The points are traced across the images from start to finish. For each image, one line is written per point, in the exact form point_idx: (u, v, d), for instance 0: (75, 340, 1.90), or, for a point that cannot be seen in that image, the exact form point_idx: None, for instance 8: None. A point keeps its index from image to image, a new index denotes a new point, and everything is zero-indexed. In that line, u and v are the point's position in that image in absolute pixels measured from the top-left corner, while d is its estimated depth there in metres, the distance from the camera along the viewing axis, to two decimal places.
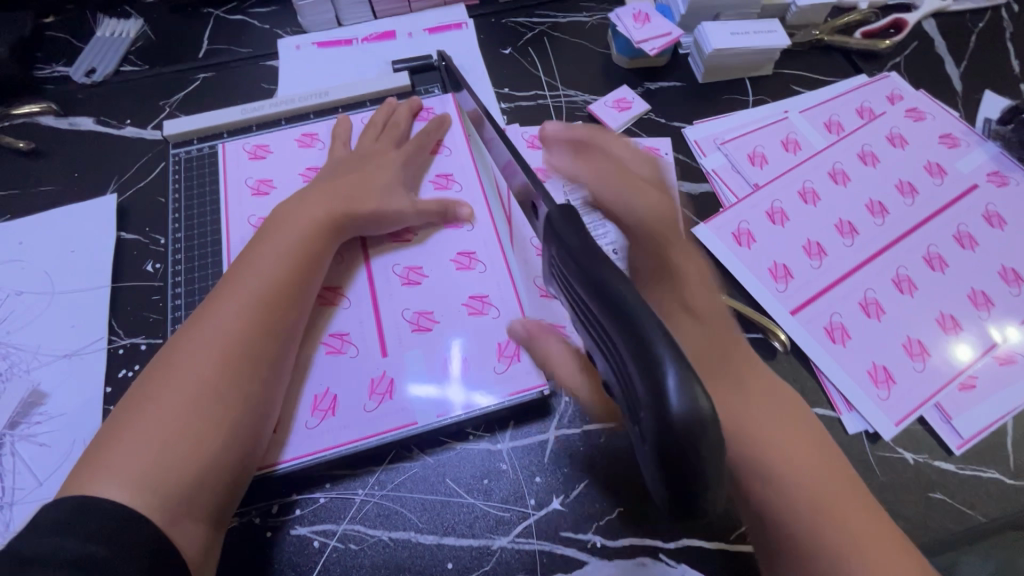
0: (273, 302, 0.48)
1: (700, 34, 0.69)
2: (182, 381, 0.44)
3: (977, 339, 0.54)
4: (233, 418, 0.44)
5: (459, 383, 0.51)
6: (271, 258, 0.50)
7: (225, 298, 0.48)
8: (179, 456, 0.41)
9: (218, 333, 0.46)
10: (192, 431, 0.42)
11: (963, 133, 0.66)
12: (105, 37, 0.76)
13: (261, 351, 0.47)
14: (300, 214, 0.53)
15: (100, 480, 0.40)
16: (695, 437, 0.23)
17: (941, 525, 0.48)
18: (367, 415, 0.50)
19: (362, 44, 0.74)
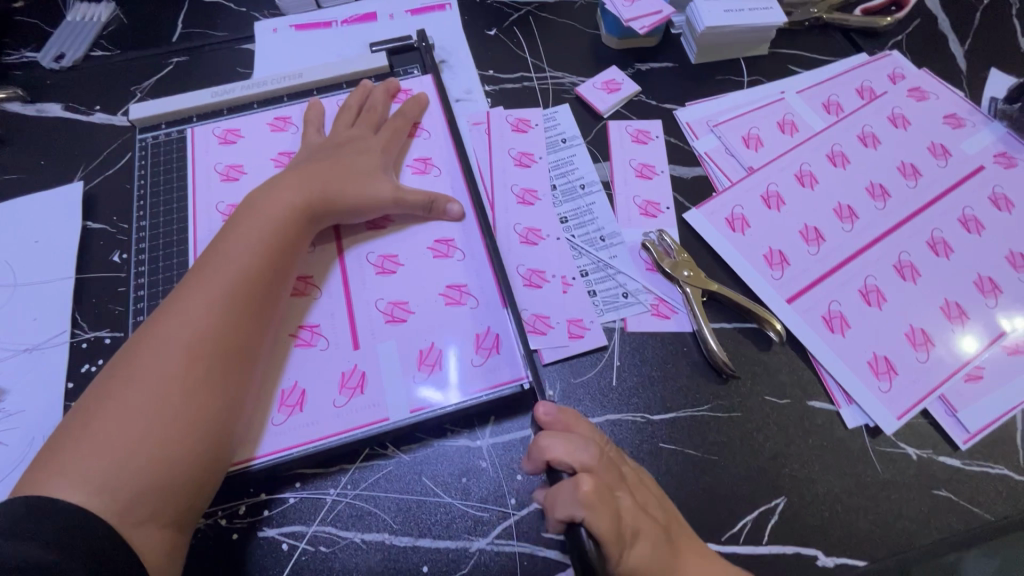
0: (245, 294, 0.45)
1: (693, 12, 0.66)
2: (147, 379, 0.41)
3: (984, 328, 0.51)
4: (202, 418, 0.41)
5: (435, 377, 0.48)
6: (243, 247, 0.47)
7: (193, 289, 0.45)
8: (143, 455, 0.39)
9: (187, 327, 0.43)
10: (156, 432, 0.40)
11: (969, 113, 0.63)
12: (75, 22, 0.73)
13: (233, 346, 0.44)
14: (273, 201, 0.50)
15: (56, 483, 0.37)
16: None
17: (945, 524, 0.45)
18: (337, 410, 0.47)
19: (340, 26, 0.71)
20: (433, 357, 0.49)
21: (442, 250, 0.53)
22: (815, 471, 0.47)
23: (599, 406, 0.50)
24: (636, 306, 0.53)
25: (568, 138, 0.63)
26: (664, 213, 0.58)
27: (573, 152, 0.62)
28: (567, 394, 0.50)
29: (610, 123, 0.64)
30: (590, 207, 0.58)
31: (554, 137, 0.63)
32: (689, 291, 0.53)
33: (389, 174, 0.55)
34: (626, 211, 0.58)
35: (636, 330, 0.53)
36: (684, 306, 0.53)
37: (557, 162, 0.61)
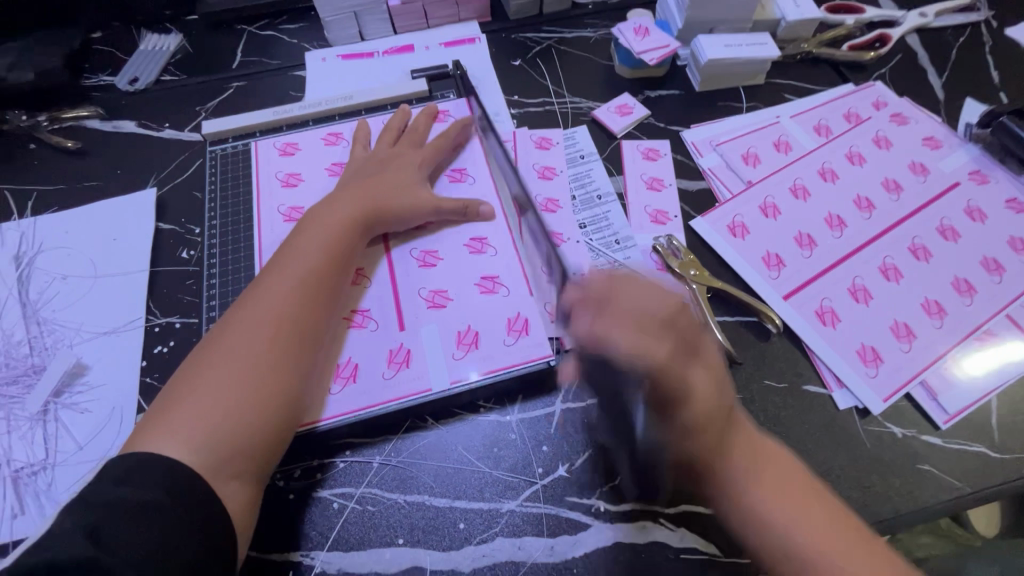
0: (314, 287, 0.52)
1: (696, 46, 0.74)
2: (234, 357, 0.47)
3: (960, 322, 0.57)
4: (278, 390, 0.47)
5: (474, 356, 0.54)
6: (311, 248, 0.54)
7: (271, 284, 0.52)
8: (233, 418, 0.45)
9: (266, 315, 0.50)
10: (243, 399, 0.46)
11: (945, 136, 0.70)
12: (147, 50, 0.82)
13: (304, 330, 0.50)
14: (333, 212, 0.57)
15: (161, 440, 0.43)
16: None
17: (928, 494, 0.50)
18: (386, 381, 0.53)
19: (382, 56, 0.80)
20: (471, 337, 0.55)
21: (476, 248, 0.60)
22: (810, 446, 0.52)
23: None
24: None
25: (586, 155, 0.70)
26: (672, 220, 0.65)
27: (591, 167, 0.69)
28: None
29: (623, 142, 0.71)
30: (606, 215, 0.66)
31: (574, 153, 0.70)
32: (695, 287, 0.59)
33: (427, 184, 0.62)
34: (638, 218, 0.65)
35: None
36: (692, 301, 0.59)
37: (577, 175, 0.69)
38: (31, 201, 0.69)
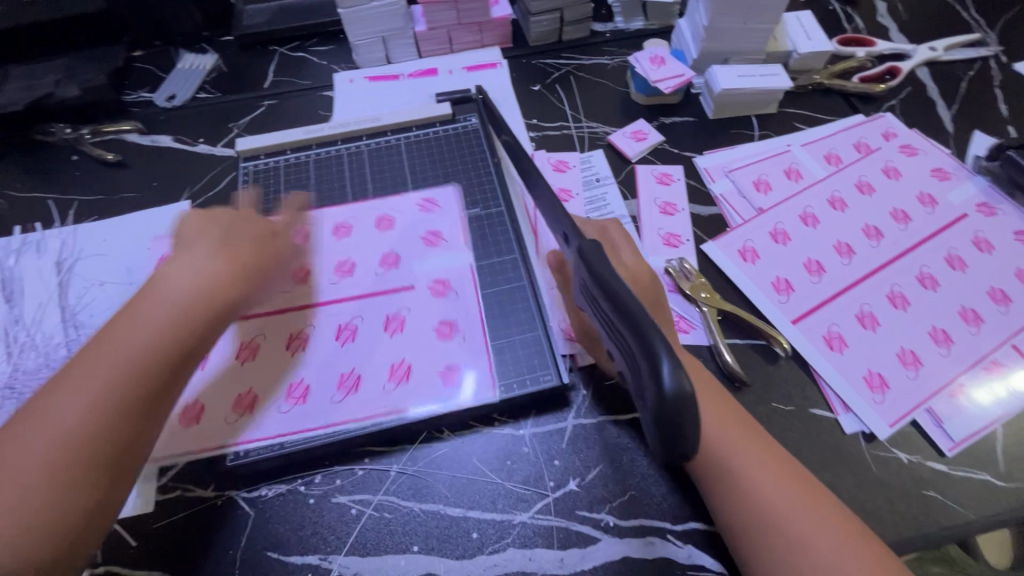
0: (140, 379, 0.46)
1: (710, 76, 0.77)
2: (20, 462, 0.42)
3: (967, 352, 0.58)
4: (72, 497, 0.42)
5: (463, 393, 0.55)
6: (144, 333, 0.47)
7: (99, 360, 0.46)
8: (47, 522, 0.41)
9: (76, 414, 0.44)
10: (50, 505, 0.41)
11: (954, 168, 0.72)
12: (185, 69, 0.87)
13: (117, 433, 0.45)
14: (172, 284, 0.51)
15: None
16: (685, 407, 0.29)
17: (934, 520, 0.51)
18: (386, 394, 0.55)
19: (408, 79, 0.84)
20: (451, 371, 0.56)
21: (439, 290, 0.61)
22: (817, 469, 0.54)
23: (625, 405, 0.57)
24: None
25: (602, 178, 0.73)
26: (684, 244, 0.67)
27: (606, 190, 0.72)
28: (598, 394, 0.58)
29: (638, 166, 0.74)
30: None
31: (590, 177, 0.73)
32: (706, 310, 0.61)
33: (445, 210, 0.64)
34: (652, 240, 0.67)
35: None
36: (702, 323, 0.61)
37: (592, 198, 0.71)
38: (73, 210, 0.72)
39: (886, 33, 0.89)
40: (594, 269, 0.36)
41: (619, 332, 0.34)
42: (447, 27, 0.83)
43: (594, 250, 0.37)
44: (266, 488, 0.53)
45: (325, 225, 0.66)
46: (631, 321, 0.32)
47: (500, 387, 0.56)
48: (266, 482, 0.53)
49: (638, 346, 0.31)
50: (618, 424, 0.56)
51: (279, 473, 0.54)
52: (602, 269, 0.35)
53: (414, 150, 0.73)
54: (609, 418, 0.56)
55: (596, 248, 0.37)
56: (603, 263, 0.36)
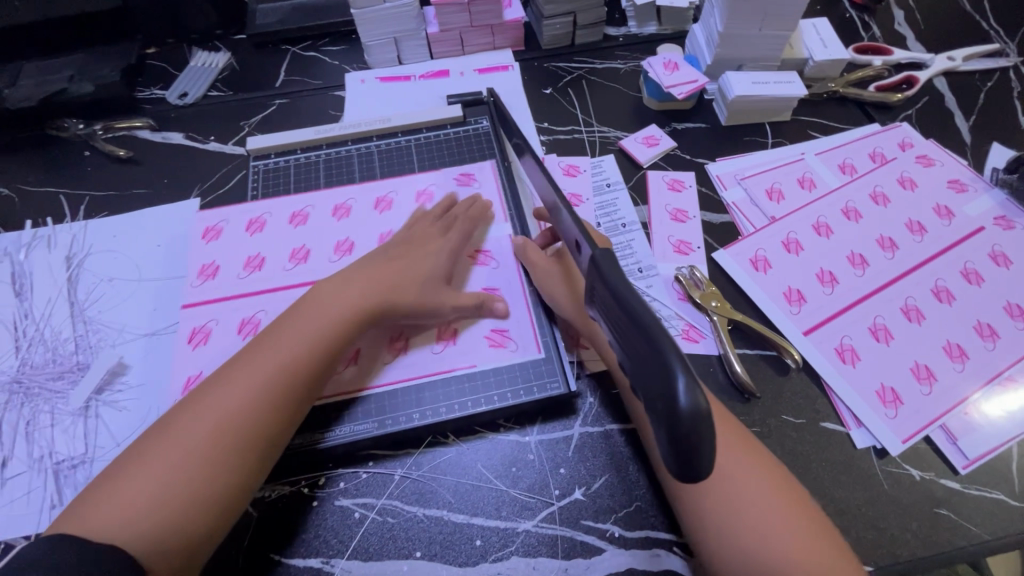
0: (286, 384, 0.50)
1: (724, 82, 0.76)
2: (179, 449, 0.45)
3: (983, 368, 0.57)
4: (206, 491, 0.44)
5: (510, 353, 0.57)
6: (296, 341, 0.51)
7: (270, 352, 0.51)
8: (193, 497, 0.44)
9: (230, 404, 0.48)
10: (201, 478, 0.45)
11: (971, 180, 0.71)
12: (197, 66, 0.87)
13: (256, 431, 0.47)
14: (340, 297, 0.54)
15: (78, 528, 0.41)
16: (701, 425, 0.28)
17: (947, 539, 0.50)
18: (436, 355, 0.57)
19: (419, 80, 0.84)
20: (502, 336, 0.58)
21: (481, 260, 0.63)
22: (827, 484, 0.53)
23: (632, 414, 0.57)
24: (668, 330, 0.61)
25: (612, 184, 0.72)
26: (695, 251, 0.67)
27: (616, 196, 0.71)
28: (605, 402, 0.57)
29: (649, 172, 0.73)
30: (630, 243, 0.67)
31: (601, 182, 0.72)
32: (716, 319, 0.60)
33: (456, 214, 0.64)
34: (662, 247, 0.67)
35: None
36: (712, 332, 0.61)
37: (603, 204, 0.71)
38: (84, 205, 0.73)
39: (903, 42, 0.88)
40: (610, 278, 0.35)
41: (632, 345, 0.33)
42: (460, 29, 0.83)
43: (611, 261, 0.36)
44: (269, 489, 0.53)
45: (336, 203, 0.67)
46: (645, 332, 0.31)
47: (506, 394, 0.56)
48: (269, 483, 0.53)
49: (651, 359, 0.30)
50: (625, 433, 0.55)
51: (282, 474, 0.53)
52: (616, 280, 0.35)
53: (424, 151, 0.73)
54: (616, 426, 0.56)
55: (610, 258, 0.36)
56: (616, 273, 0.35)
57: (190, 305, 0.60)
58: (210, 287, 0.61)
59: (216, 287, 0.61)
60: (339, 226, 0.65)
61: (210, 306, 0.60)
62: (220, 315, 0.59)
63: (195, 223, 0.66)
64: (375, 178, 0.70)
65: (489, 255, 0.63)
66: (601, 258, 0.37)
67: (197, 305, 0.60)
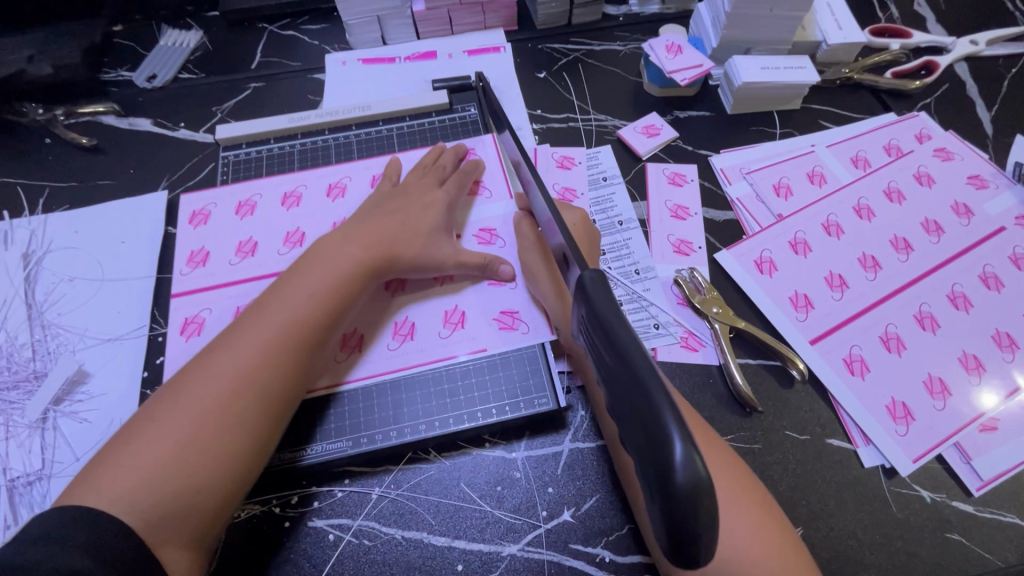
0: (299, 341, 0.47)
1: (731, 67, 0.71)
2: (192, 408, 0.43)
3: (1001, 381, 0.54)
4: (225, 452, 0.42)
5: (521, 336, 0.55)
6: (302, 296, 0.49)
7: (273, 313, 0.48)
8: (198, 465, 0.41)
9: (234, 369, 0.45)
10: (209, 444, 0.42)
11: (992, 175, 0.66)
12: (167, 46, 0.81)
13: (272, 389, 0.45)
14: (342, 252, 0.52)
15: (90, 495, 0.39)
16: (699, 498, 0.25)
17: (958, 566, 0.47)
18: (442, 340, 0.55)
19: (404, 62, 0.78)
20: (512, 317, 0.56)
21: (485, 239, 0.60)
22: (831, 506, 0.50)
23: None
24: (667, 337, 0.57)
25: (609, 177, 0.68)
26: (696, 252, 0.62)
27: (613, 190, 0.67)
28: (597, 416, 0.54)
29: (649, 165, 0.68)
30: (627, 242, 0.63)
31: (596, 175, 0.68)
32: (717, 327, 0.56)
33: (446, 193, 0.59)
34: (661, 247, 0.63)
35: (666, 360, 0.56)
36: (712, 341, 0.57)
37: (599, 199, 0.66)
38: (44, 197, 0.68)
39: (923, 25, 0.82)
40: (600, 311, 0.31)
41: (618, 391, 0.29)
42: (448, 6, 0.77)
43: (601, 290, 0.32)
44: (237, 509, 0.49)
45: (317, 187, 0.63)
46: (635, 378, 0.28)
47: (491, 409, 0.52)
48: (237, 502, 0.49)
49: (640, 411, 0.27)
50: None
51: (252, 492, 0.50)
52: (609, 310, 0.31)
53: (406, 141, 0.68)
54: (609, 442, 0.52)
55: (600, 283, 0.33)
56: (606, 302, 0.31)
57: (181, 294, 0.57)
58: (201, 275, 0.58)
59: (208, 275, 0.58)
60: (335, 207, 0.61)
61: (202, 293, 0.56)
62: (214, 303, 0.56)
63: (182, 207, 0.62)
64: (352, 159, 0.66)
65: (493, 234, 0.60)
66: (588, 288, 0.33)
67: (189, 294, 0.57)
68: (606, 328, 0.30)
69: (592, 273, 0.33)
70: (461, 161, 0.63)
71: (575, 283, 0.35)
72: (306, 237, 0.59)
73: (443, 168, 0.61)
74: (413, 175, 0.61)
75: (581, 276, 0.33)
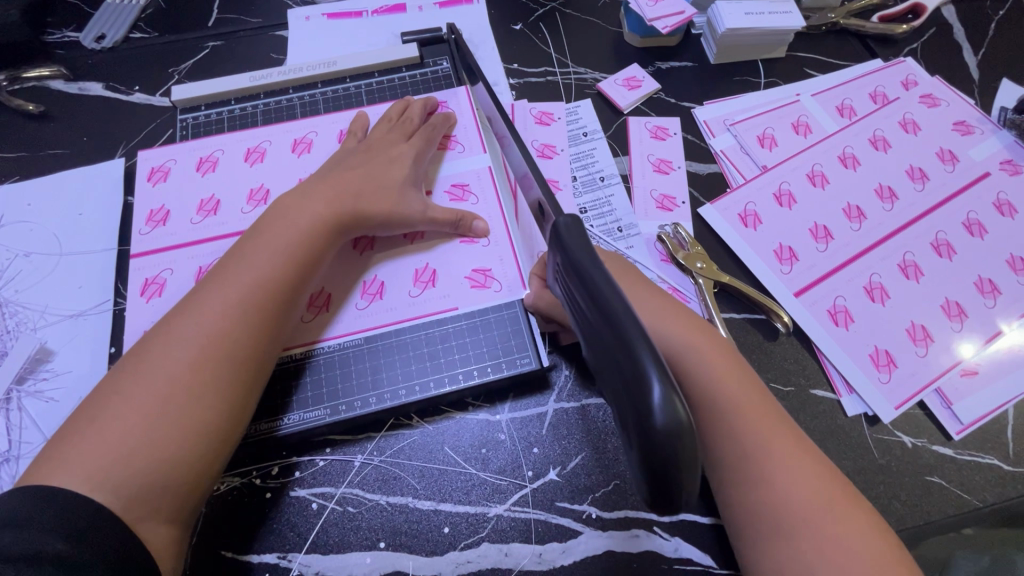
0: (266, 303, 0.45)
1: (714, 14, 0.68)
2: (160, 378, 0.41)
3: (981, 327, 0.54)
4: (198, 422, 0.40)
5: (493, 295, 0.53)
6: (266, 257, 0.47)
7: (237, 272, 0.46)
8: (170, 434, 0.39)
9: (199, 333, 0.43)
10: (178, 410, 0.40)
11: (978, 121, 0.65)
12: (115, 4, 0.75)
13: (242, 350, 0.43)
14: (303, 209, 0.49)
15: (59, 475, 0.37)
16: (679, 442, 0.24)
17: (938, 507, 0.48)
18: (413, 299, 0.53)
19: (372, 16, 0.74)
20: (485, 275, 0.54)
21: (458, 196, 0.58)
22: None
23: None
24: None
25: (589, 132, 0.65)
26: (680, 207, 0.61)
27: (594, 145, 0.64)
28: (581, 375, 0.53)
29: (630, 119, 0.66)
30: (609, 199, 0.61)
31: (576, 131, 0.65)
32: (701, 282, 0.55)
33: (413, 148, 0.56)
34: (644, 203, 0.61)
35: None
36: (697, 296, 0.56)
37: (578, 154, 0.64)
38: None
39: None
40: (575, 260, 0.30)
41: (599, 343, 0.28)
42: None
43: (576, 239, 0.31)
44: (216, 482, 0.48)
45: (283, 143, 0.60)
46: (613, 324, 0.26)
47: (472, 371, 0.51)
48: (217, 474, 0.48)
49: (617, 358, 0.26)
50: (602, 409, 0.51)
51: (230, 464, 0.48)
52: (588, 259, 0.30)
53: (376, 97, 0.64)
54: (594, 401, 0.52)
55: (576, 231, 0.32)
56: (584, 251, 0.30)
57: (141, 256, 0.54)
58: (162, 235, 0.55)
59: (169, 235, 0.55)
60: (301, 163, 0.59)
61: (163, 254, 0.54)
62: (176, 264, 0.53)
63: (139, 165, 0.59)
64: (318, 115, 0.62)
65: (465, 190, 0.58)
66: (561, 236, 0.32)
67: (148, 255, 0.54)
68: (584, 275, 0.29)
69: (568, 221, 0.32)
70: (435, 116, 0.60)
71: (550, 232, 0.34)
72: (271, 194, 0.57)
73: (409, 121, 0.59)
74: (380, 131, 0.58)
75: (557, 226, 0.32)
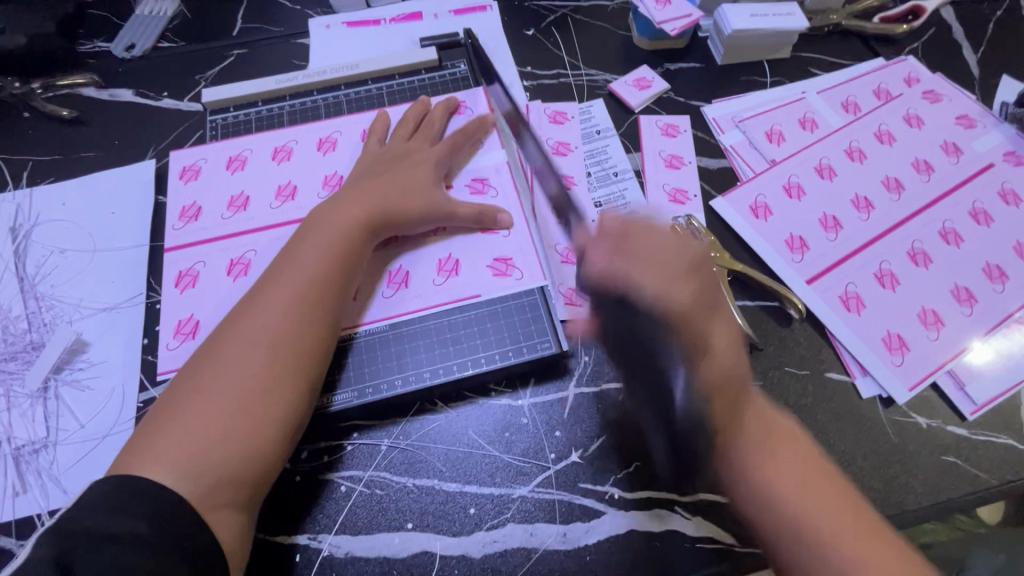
0: (320, 302, 0.48)
1: (720, 17, 0.70)
2: (229, 375, 0.43)
3: (990, 312, 0.55)
4: (268, 416, 0.43)
5: (514, 281, 0.55)
6: (315, 257, 0.49)
7: (292, 273, 0.48)
8: (243, 429, 0.42)
9: (263, 333, 0.45)
10: (251, 406, 0.43)
11: (980, 115, 0.67)
12: (143, 15, 0.78)
13: (301, 348, 0.46)
14: (343, 212, 0.52)
15: (147, 467, 0.40)
16: None
17: (954, 486, 0.49)
18: (437, 287, 0.55)
19: (389, 24, 0.77)
20: (505, 263, 0.56)
21: (477, 188, 0.60)
22: (832, 436, 0.51)
23: None
24: None
25: (602, 130, 0.67)
26: (692, 200, 0.63)
27: (607, 143, 0.66)
28: (598, 360, 0.54)
29: (641, 117, 0.68)
30: (623, 193, 0.63)
31: (590, 129, 0.68)
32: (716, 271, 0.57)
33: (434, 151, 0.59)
34: (657, 197, 0.63)
35: None
36: None
37: (592, 151, 0.66)
38: (27, 171, 0.66)
39: None
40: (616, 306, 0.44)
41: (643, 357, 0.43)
42: None
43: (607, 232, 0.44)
44: None
45: (307, 141, 0.62)
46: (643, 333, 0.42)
47: (494, 355, 0.53)
48: None
49: None
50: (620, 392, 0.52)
51: None
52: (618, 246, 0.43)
53: (397, 98, 0.67)
54: (613, 385, 0.53)
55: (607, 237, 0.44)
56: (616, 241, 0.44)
57: (175, 249, 0.56)
58: (194, 229, 0.57)
59: (200, 229, 0.57)
60: (326, 160, 0.61)
61: (195, 247, 0.56)
62: (208, 256, 0.55)
63: (172, 163, 0.61)
64: (342, 115, 0.65)
65: (485, 183, 0.60)
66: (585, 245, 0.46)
67: (182, 248, 0.56)
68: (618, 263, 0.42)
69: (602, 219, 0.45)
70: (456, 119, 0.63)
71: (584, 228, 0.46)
72: (298, 190, 0.59)
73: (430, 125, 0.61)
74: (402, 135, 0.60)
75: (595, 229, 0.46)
